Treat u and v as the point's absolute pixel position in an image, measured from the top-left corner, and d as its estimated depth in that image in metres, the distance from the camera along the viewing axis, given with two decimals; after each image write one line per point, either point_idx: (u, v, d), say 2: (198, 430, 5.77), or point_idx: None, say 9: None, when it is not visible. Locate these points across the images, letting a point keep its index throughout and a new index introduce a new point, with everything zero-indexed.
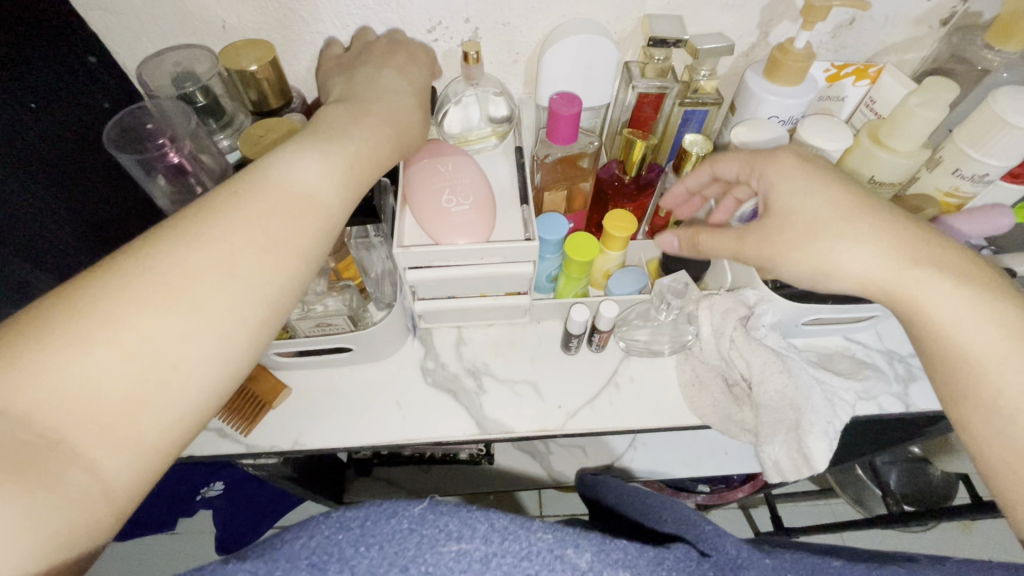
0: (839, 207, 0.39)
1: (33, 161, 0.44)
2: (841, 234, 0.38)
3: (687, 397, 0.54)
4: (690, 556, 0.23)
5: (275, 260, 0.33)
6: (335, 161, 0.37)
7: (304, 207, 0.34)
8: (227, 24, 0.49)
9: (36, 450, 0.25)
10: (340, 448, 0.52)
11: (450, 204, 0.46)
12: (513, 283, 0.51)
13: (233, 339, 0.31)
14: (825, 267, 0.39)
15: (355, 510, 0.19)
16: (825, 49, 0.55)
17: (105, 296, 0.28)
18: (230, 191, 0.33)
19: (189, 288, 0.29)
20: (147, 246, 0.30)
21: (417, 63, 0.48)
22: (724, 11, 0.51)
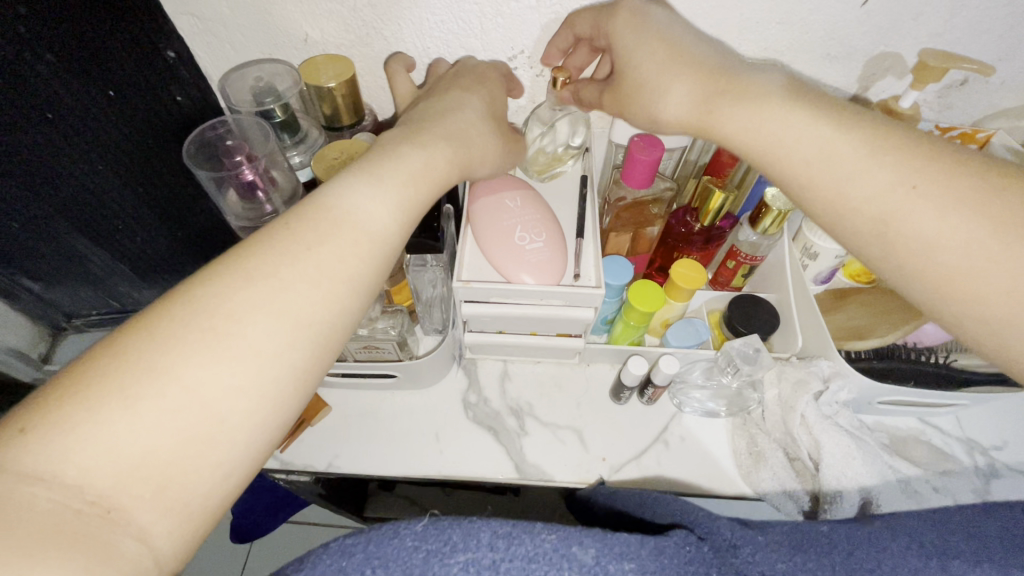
0: (649, 50, 0.39)
1: (107, 147, 0.47)
2: (672, 78, 0.38)
3: (742, 468, 0.50)
4: (690, 539, 0.26)
5: (322, 295, 0.30)
6: (387, 186, 0.35)
7: (357, 238, 0.32)
8: (310, 37, 0.49)
9: (89, 520, 0.23)
10: (372, 475, 0.50)
11: (519, 241, 0.45)
12: (569, 326, 0.48)
13: (284, 381, 0.29)
14: (658, 117, 0.40)
15: (357, 538, 0.23)
16: (930, 108, 0.50)
17: (154, 346, 0.26)
18: (276, 230, 0.31)
19: (243, 331, 0.28)
20: (191, 292, 0.28)
21: (492, 91, 0.46)
22: (825, 61, 0.48)
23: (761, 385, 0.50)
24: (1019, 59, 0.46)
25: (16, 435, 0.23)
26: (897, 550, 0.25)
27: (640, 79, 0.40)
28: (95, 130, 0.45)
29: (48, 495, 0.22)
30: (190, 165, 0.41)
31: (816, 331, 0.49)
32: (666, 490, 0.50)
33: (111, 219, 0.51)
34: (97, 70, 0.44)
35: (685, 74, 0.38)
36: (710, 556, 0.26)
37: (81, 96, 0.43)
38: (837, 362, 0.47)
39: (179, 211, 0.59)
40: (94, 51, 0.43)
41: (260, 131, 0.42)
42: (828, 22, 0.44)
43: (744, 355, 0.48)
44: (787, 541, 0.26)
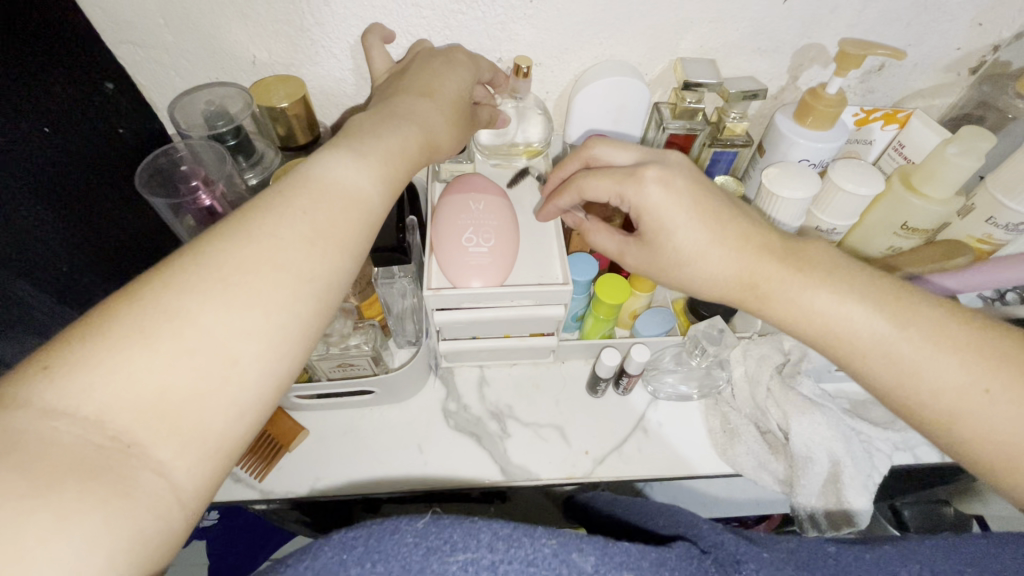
0: (682, 233, 0.39)
1: (40, 183, 0.44)
2: (710, 260, 0.39)
3: (716, 443, 0.52)
4: (692, 552, 0.26)
5: (320, 252, 0.31)
6: (370, 159, 0.35)
7: (350, 202, 0.33)
8: (257, 59, 0.49)
9: (109, 454, 0.24)
10: (357, 493, 0.50)
11: (477, 250, 0.45)
12: (542, 325, 0.49)
13: (290, 332, 0.29)
14: (698, 280, 0.40)
15: (358, 531, 0.23)
16: (854, 93, 0.54)
17: (167, 292, 0.27)
18: (277, 194, 0.32)
19: (250, 279, 0.29)
20: (205, 244, 0.29)
21: (456, 61, 0.45)
22: (757, 55, 0.51)
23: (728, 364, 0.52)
24: (927, 44, 0.50)
25: (40, 372, 0.24)
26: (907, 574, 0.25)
27: (681, 253, 0.40)
28: (25, 165, 0.43)
29: (70, 429, 0.24)
30: (144, 193, 0.40)
31: None
32: (648, 476, 0.51)
33: (51, 261, 0.47)
34: (37, 109, 0.43)
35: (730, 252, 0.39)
36: (711, 567, 0.25)
37: (21, 138, 0.42)
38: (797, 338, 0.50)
39: (129, 247, 0.57)
40: (35, 88, 0.42)
41: (216, 155, 0.41)
42: (757, 19, 0.48)
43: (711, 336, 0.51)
44: (792, 559, 0.26)
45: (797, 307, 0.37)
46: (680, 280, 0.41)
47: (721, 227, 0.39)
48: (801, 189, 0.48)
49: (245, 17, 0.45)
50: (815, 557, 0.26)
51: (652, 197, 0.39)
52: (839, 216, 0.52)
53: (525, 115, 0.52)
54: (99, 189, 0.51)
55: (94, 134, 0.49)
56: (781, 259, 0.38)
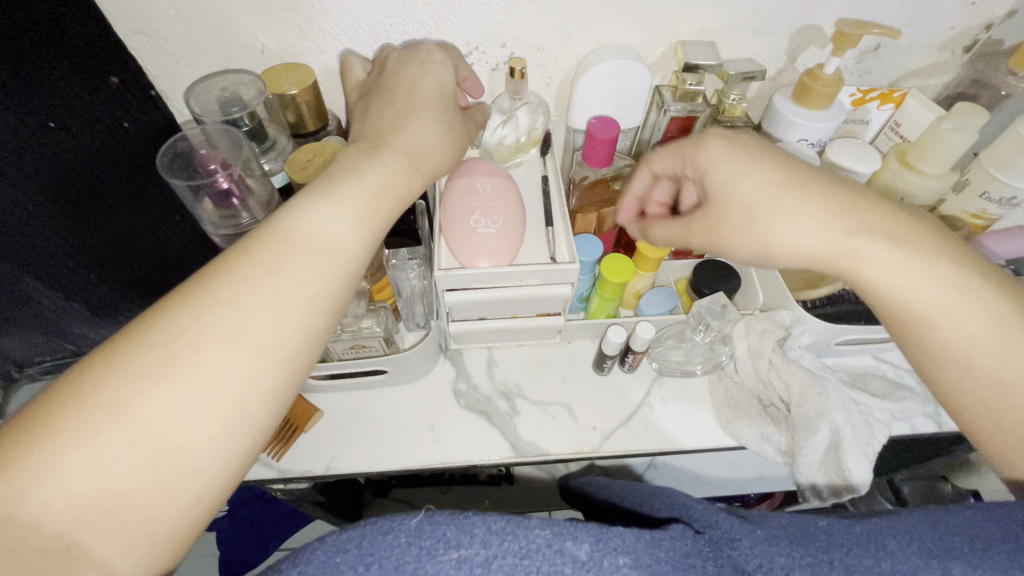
0: (804, 188, 0.37)
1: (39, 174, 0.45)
2: (853, 230, 0.36)
3: (721, 418, 0.54)
4: (686, 534, 0.25)
5: (276, 319, 0.31)
6: (337, 212, 0.35)
7: (309, 259, 0.33)
8: (266, 48, 0.50)
9: (51, 557, 0.24)
10: (373, 471, 0.51)
11: (484, 231, 0.46)
12: (549, 304, 0.51)
13: (245, 404, 0.30)
14: (770, 248, 0.38)
15: (351, 532, 0.23)
16: (851, 74, 0.56)
17: (113, 382, 0.27)
18: (232, 259, 0.32)
19: (201, 359, 0.29)
20: (154, 321, 0.29)
21: (443, 75, 0.46)
22: (755, 38, 0.52)
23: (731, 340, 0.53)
24: (922, 24, 0.51)
25: None
26: (896, 548, 0.24)
27: (758, 226, 0.38)
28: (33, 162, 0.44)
29: (11, 531, 0.24)
30: (166, 176, 0.41)
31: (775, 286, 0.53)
32: (652, 450, 0.53)
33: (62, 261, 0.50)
34: (43, 104, 0.44)
35: (819, 218, 0.37)
36: (706, 551, 0.25)
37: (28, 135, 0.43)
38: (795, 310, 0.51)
39: (135, 239, 0.59)
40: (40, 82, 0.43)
41: (232, 139, 0.42)
42: (755, 2, 0.49)
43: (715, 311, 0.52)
44: (784, 535, 0.25)
45: (888, 279, 0.36)
46: (751, 236, 0.38)
47: (813, 194, 0.37)
48: None
49: (254, 6, 0.46)
50: (809, 535, 0.25)
51: (720, 167, 0.39)
52: None
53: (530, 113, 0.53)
54: (106, 175, 0.52)
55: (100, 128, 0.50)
56: (856, 218, 0.37)
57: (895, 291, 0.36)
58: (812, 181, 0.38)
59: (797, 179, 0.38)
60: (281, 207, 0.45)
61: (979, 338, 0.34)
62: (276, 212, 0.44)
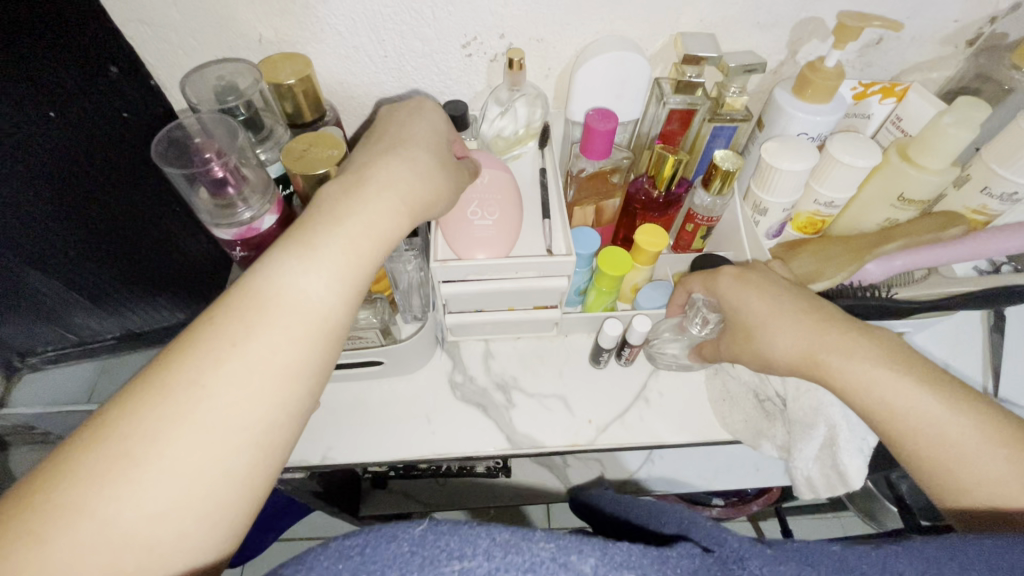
0: (782, 310, 0.42)
1: (36, 165, 0.45)
2: (815, 347, 0.40)
3: (717, 412, 0.54)
4: (695, 552, 0.26)
5: (250, 391, 0.30)
6: (320, 264, 0.33)
7: (283, 322, 0.32)
8: (264, 37, 0.50)
9: None
10: (368, 461, 0.51)
11: (482, 224, 0.46)
12: (546, 296, 0.51)
13: (217, 488, 0.28)
14: (766, 358, 0.43)
15: (356, 540, 0.23)
16: (852, 67, 0.55)
17: (66, 486, 0.26)
18: (201, 328, 0.31)
19: (168, 448, 0.27)
20: (111, 410, 0.28)
21: (436, 124, 0.45)
22: (756, 30, 0.52)
23: None
24: (925, 17, 0.51)
25: None
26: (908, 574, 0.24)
27: (756, 321, 0.43)
28: (30, 150, 0.44)
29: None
30: (161, 165, 0.41)
31: None
32: (648, 444, 0.53)
33: (60, 250, 0.50)
34: (42, 91, 0.43)
35: (794, 338, 0.41)
36: (714, 568, 0.25)
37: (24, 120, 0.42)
38: None
39: (136, 230, 0.59)
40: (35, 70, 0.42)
41: (228, 128, 0.42)
42: None
43: (711, 304, 0.48)
44: (797, 557, 0.25)
45: (848, 382, 0.39)
46: (752, 352, 0.44)
47: (800, 313, 0.42)
48: (801, 161, 0.49)
49: None
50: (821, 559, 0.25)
51: (725, 285, 0.46)
52: (838, 186, 0.52)
53: (529, 104, 0.52)
54: (105, 167, 0.52)
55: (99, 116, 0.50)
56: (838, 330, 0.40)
57: (888, 396, 0.37)
58: (798, 300, 0.43)
59: (781, 302, 0.43)
60: (278, 199, 0.44)
61: (934, 416, 0.36)
62: (274, 202, 0.43)
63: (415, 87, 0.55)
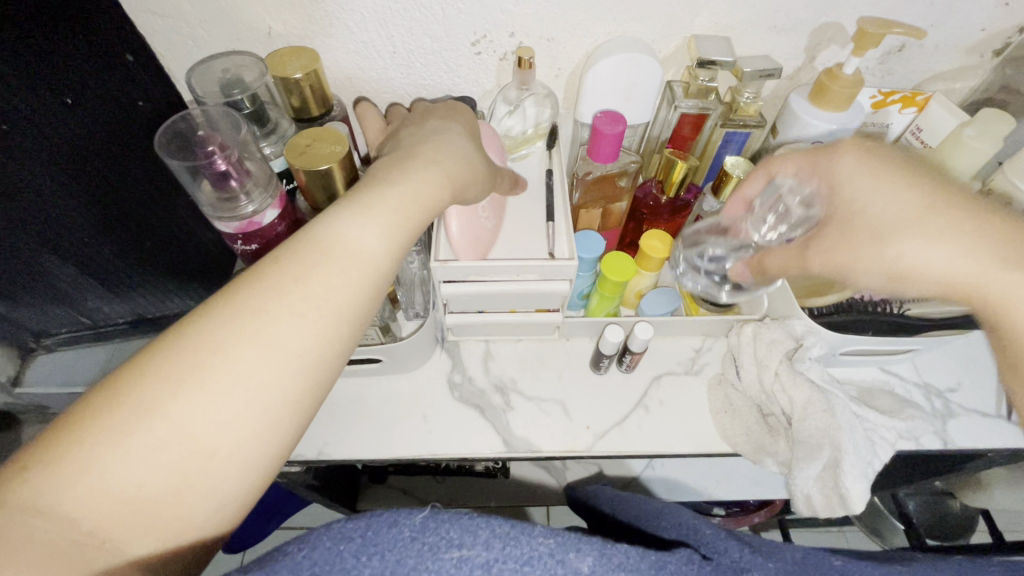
0: (915, 211, 0.34)
1: (54, 148, 0.45)
2: (947, 243, 0.33)
3: (720, 423, 0.53)
4: (693, 558, 0.26)
5: (312, 324, 0.31)
6: (380, 214, 0.34)
7: (345, 265, 0.32)
8: (273, 30, 0.49)
9: (82, 549, 0.24)
10: (363, 458, 0.51)
11: (484, 222, 0.47)
12: (547, 300, 0.50)
13: (275, 411, 0.29)
14: (901, 271, 0.35)
15: (356, 522, 0.23)
16: (872, 74, 0.53)
17: (145, 385, 0.27)
18: (268, 261, 0.32)
19: (237, 363, 0.28)
20: (188, 324, 0.29)
21: (472, 122, 0.46)
22: (773, 34, 0.50)
23: (737, 353, 0.53)
24: (950, 25, 0.49)
25: (16, 470, 0.25)
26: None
27: (890, 226, 0.35)
28: (47, 135, 0.44)
29: (46, 527, 0.24)
30: (164, 157, 0.41)
31: (780, 292, 0.52)
32: (648, 452, 0.52)
33: (72, 235, 0.49)
34: (59, 79, 0.44)
35: (933, 246, 0.34)
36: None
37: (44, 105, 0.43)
38: (808, 321, 0.49)
39: (150, 217, 0.59)
40: (41, 55, 0.41)
41: (232, 121, 0.42)
42: None
43: (794, 189, 0.43)
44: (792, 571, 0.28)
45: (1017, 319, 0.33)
46: (876, 258, 0.35)
47: (968, 216, 0.34)
48: None
49: None
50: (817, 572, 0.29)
51: (853, 176, 0.37)
52: None
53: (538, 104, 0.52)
54: (122, 152, 0.53)
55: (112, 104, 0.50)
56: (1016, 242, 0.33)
57: None
58: (957, 204, 0.34)
59: (912, 199, 0.35)
60: (281, 193, 0.44)
61: None
62: (276, 197, 0.42)
63: (423, 83, 0.55)
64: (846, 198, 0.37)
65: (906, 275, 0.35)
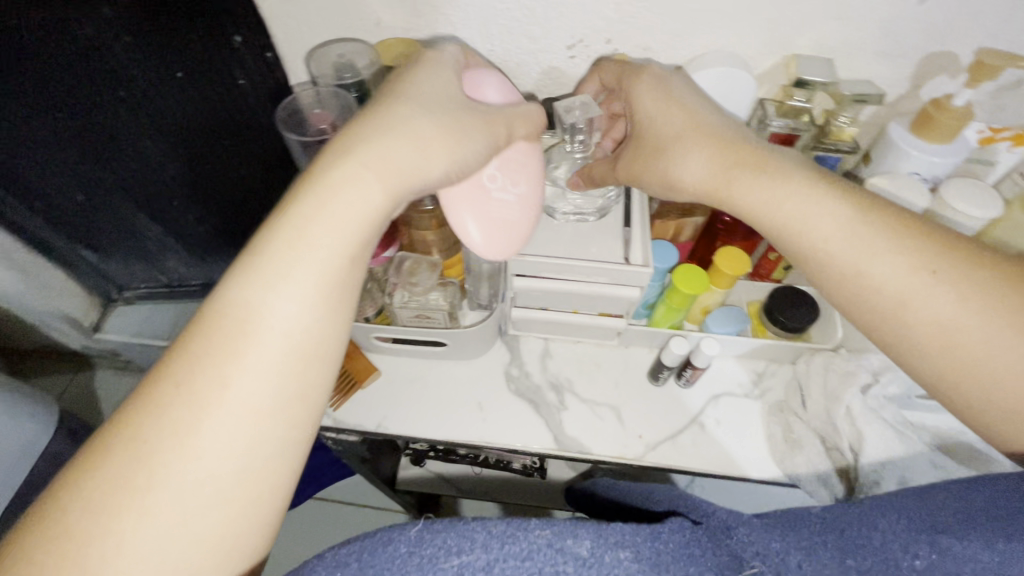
0: (719, 140, 0.41)
1: (171, 120, 0.62)
2: (808, 207, 0.37)
3: (775, 451, 0.52)
4: (684, 527, 0.28)
5: (219, 430, 0.28)
6: (293, 282, 0.30)
7: (251, 354, 0.29)
8: (382, 21, 0.52)
9: None
10: (417, 437, 0.53)
11: (501, 198, 0.41)
12: (614, 305, 0.50)
13: (198, 534, 0.27)
14: (789, 226, 0.38)
15: (351, 547, 0.25)
16: (982, 108, 0.51)
17: (47, 542, 0.25)
18: (161, 376, 0.29)
19: (139, 496, 0.26)
20: (82, 464, 0.27)
21: (450, 82, 0.37)
22: (879, 59, 0.49)
23: (805, 385, 0.52)
24: None
25: None
26: (886, 527, 0.27)
27: (778, 199, 0.38)
28: (161, 106, 0.60)
29: None
30: (282, 130, 0.45)
31: (861, 323, 0.51)
32: (700, 470, 0.51)
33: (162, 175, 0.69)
34: (180, 59, 0.56)
35: (767, 187, 0.39)
36: (707, 543, 0.28)
37: (160, 79, 0.57)
38: (885, 356, 0.49)
39: (232, 180, 0.73)
40: (170, 39, 0.53)
41: (341, 101, 0.45)
42: (885, 21, 0.46)
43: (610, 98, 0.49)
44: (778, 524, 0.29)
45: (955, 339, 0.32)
46: (657, 171, 0.43)
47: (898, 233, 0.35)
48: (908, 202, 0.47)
49: None
50: (798, 524, 0.29)
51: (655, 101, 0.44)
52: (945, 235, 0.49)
53: None
54: (220, 126, 0.65)
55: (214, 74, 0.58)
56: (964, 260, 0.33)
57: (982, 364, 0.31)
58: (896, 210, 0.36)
59: (697, 115, 0.43)
60: None
61: None
62: None
63: (515, 82, 0.57)
64: (645, 121, 0.44)
65: (749, 211, 0.40)
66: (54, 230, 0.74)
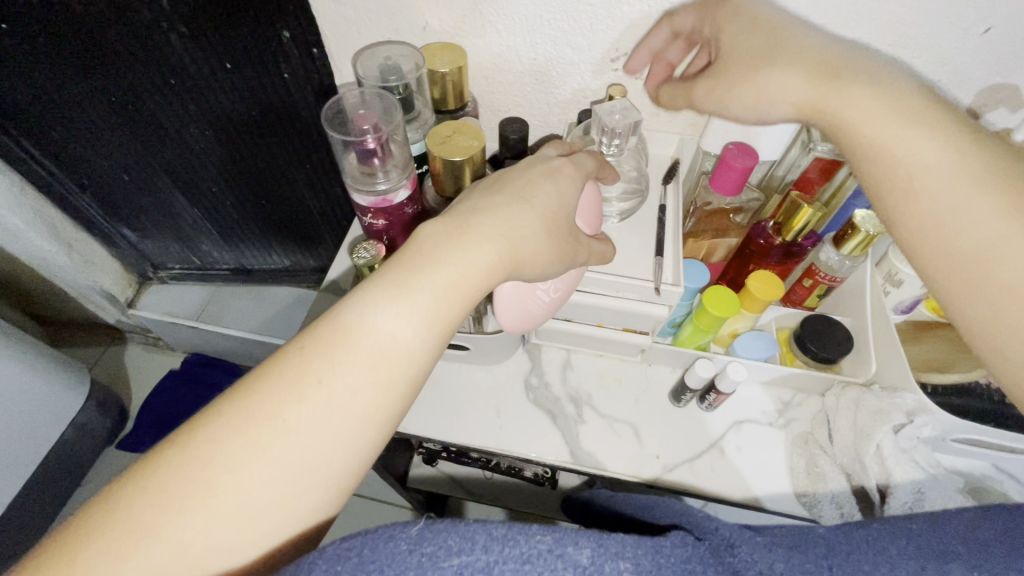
0: (813, 56, 0.38)
1: (215, 110, 0.65)
2: (898, 119, 0.35)
3: (796, 481, 0.50)
4: (686, 540, 0.27)
5: (328, 430, 0.29)
6: (416, 309, 0.32)
7: (370, 358, 0.31)
8: (428, 25, 0.52)
9: None
10: (433, 438, 0.53)
11: (541, 296, 0.41)
12: (638, 321, 0.50)
13: (289, 514, 0.28)
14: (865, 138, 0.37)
15: (353, 542, 0.24)
16: None
17: (147, 504, 0.26)
18: (282, 364, 0.31)
19: (245, 473, 0.28)
20: (199, 428, 0.29)
21: (574, 174, 0.40)
22: (934, 88, 0.47)
23: (833, 419, 0.50)
24: None
25: None
26: (895, 554, 0.27)
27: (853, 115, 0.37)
28: (207, 93, 0.62)
29: None
30: (325, 127, 0.45)
31: (897, 363, 0.48)
32: (716, 496, 0.50)
33: (200, 160, 0.72)
34: (226, 48, 0.57)
35: (868, 93, 0.36)
36: (707, 556, 0.27)
37: (208, 66, 0.59)
38: (921, 395, 0.45)
39: (265, 172, 0.75)
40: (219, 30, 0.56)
41: (385, 103, 0.46)
42: (944, 49, 0.44)
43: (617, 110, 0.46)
44: (784, 542, 0.28)
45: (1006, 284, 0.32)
46: (742, 81, 0.41)
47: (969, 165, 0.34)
48: None
49: None
50: (806, 539, 0.29)
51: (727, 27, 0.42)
52: None
53: None
54: (261, 119, 0.67)
55: (261, 70, 0.60)
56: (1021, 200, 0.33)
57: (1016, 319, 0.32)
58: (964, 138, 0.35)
59: (784, 31, 0.40)
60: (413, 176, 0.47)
61: None
62: (410, 179, 0.45)
63: (555, 91, 0.56)
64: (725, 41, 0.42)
65: (836, 115, 0.38)
66: (97, 205, 0.78)
